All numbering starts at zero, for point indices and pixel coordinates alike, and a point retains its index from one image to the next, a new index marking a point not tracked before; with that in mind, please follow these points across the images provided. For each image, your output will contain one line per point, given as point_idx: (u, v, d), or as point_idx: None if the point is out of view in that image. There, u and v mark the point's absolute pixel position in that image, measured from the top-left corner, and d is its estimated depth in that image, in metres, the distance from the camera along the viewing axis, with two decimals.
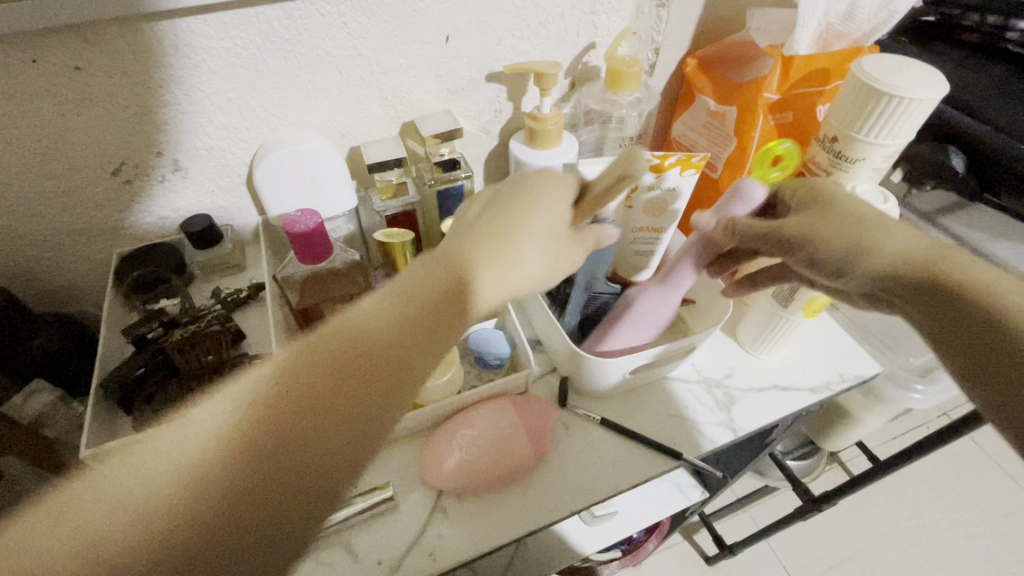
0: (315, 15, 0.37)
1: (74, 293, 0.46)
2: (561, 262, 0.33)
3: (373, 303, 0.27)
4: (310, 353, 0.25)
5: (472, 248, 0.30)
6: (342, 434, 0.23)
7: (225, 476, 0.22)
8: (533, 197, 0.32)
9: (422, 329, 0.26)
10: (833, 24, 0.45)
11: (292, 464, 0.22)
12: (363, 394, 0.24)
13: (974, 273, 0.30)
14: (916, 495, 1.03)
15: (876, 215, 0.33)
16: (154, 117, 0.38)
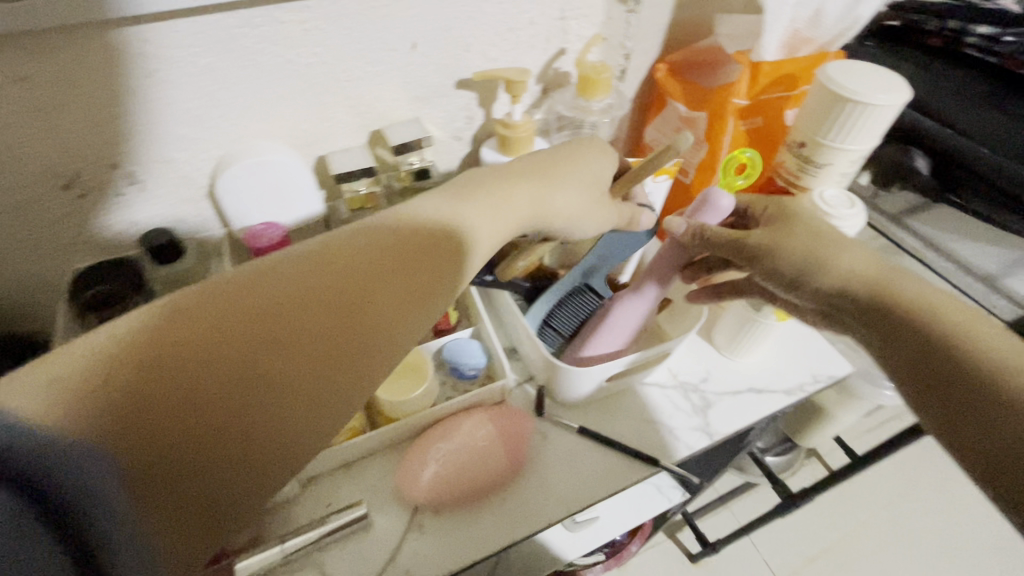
0: (276, 23, 0.36)
1: (26, 312, 0.44)
2: (590, 219, 0.38)
3: (389, 223, 0.30)
4: (334, 261, 0.27)
5: (507, 187, 0.34)
6: (359, 343, 0.27)
7: (311, 322, 0.25)
8: (563, 157, 0.38)
9: (435, 257, 0.30)
10: (799, 30, 0.45)
11: (364, 322, 0.27)
12: (378, 307, 0.27)
13: (922, 296, 0.32)
14: (890, 486, 1.06)
15: (833, 236, 0.36)
16: (107, 129, 0.37)
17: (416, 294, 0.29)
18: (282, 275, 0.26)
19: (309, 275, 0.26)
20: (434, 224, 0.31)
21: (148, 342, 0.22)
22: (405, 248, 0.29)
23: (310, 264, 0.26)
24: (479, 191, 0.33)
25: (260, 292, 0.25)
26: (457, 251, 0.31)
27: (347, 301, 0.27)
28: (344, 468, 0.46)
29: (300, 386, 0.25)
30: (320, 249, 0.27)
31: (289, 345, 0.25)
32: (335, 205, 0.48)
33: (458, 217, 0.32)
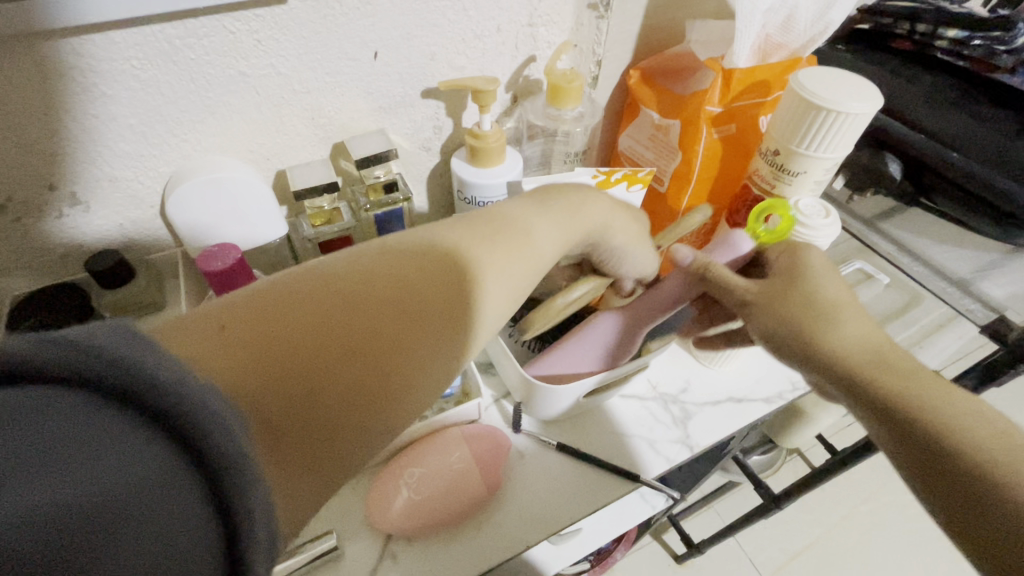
0: (223, 33, 0.34)
1: None
2: (648, 251, 0.40)
3: (481, 215, 0.31)
4: (437, 241, 0.28)
5: (580, 197, 0.35)
6: (457, 319, 0.27)
7: (412, 304, 0.25)
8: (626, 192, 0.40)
9: (525, 243, 0.30)
10: (771, 35, 0.44)
11: (457, 306, 0.26)
12: (478, 291, 0.28)
13: (914, 382, 0.32)
14: (870, 481, 1.07)
15: (830, 304, 0.35)
16: (42, 149, 0.34)
17: (507, 276, 0.29)
18: (394, 250, 0.26)
19: (416, 252, 0.27)
20: (522, 215, 0.32)
21: (259, 314, 0.21)
22: (497, 234, 0.30)
23: (419, 243, 0.27)
24: (558, 197, 0.34)
25: (376, 263, 0.25)
26: (544, 240, 0.32)
27: (449, 278, 0.27)
28: None
29: (407, 354, 0.24)
30: (424, 232, 0.28)
31: (399, 314, 0.25)
32: (297, 220, 0.46)
33: (544, 211, 0.33)
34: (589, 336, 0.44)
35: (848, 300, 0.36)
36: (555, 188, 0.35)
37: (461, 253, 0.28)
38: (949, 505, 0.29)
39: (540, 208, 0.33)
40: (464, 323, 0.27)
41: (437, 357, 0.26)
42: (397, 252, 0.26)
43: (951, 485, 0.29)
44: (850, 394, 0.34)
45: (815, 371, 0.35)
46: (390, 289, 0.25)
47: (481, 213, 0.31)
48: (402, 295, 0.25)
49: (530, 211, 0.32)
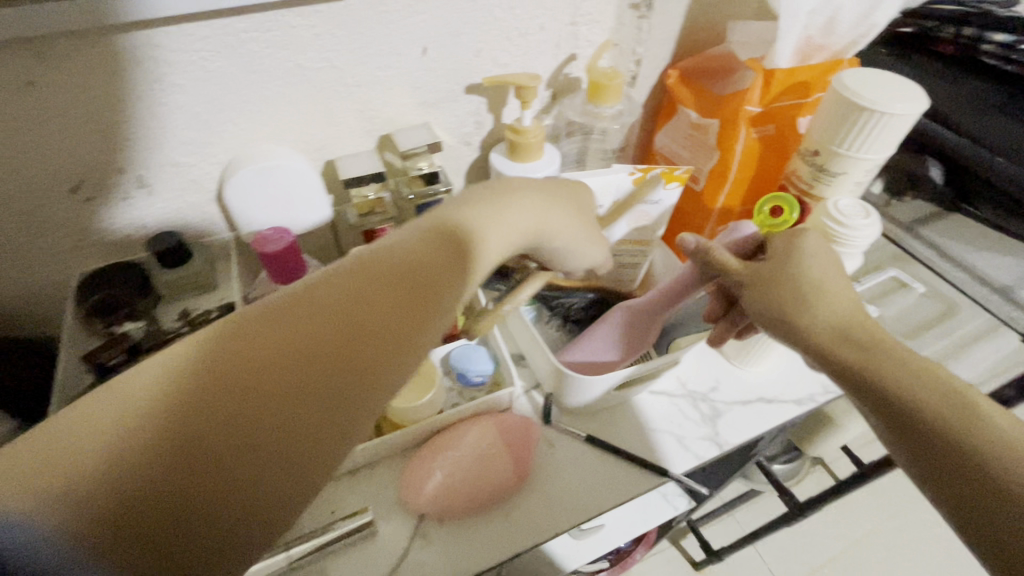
0: (284, 27, 0.36)
1: (34, 317, 0.43)
2: (590, 243, 0.38)
3: (378, 254, 0.27)
4: (314, 304, 0.25)
5: (506, 206, 0.32)
6: (353, 384, 0.25)
7: (275, 373, 0.23)
8: (549, 185, 0.36)
9: (431, 279, 0.27)
10: (813, 37, 0.44)
11: (335, 361, 0.24)
12: (365, 341, 0.25)
13: (893, 349, 0.32)
14: (897, 496, 1.04)
15: (815, 280, 0.35)
16: (114, 133, 0.36)
17: (414, 318, 0.27)
18: (262, 326, 0.24)
19: (289, 321, 0.24)
20: (425, 246, 0.28)
21: (89, 435, 0.20)
22: (396, 275, 0.27)
23: (293, 311, 0.24)
24: (466, 211, 0.30)
25: (237, 348, 0.23)
26: (456, 267, 0.28)
27: (332, 344, 0.24)
28: (349, 475, 0.45)
29: (291, 438, 0.23)
30: (301, 293, 0.25)
31: (270, 396, 0.23)
32: (341, 209, 0.47)
33: (451, 239, 0.29)
34: (617, 322, 0.48)
35: (833, 273, 0.36)
36: (463, 203, 0.31)
37: (343, 313, 0.25)
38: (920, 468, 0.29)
39: (449, 236, 0.29)
40: (364, 380, 0.25)
41: (334, 423, 0.24)
42: (251, 323, 0.24)
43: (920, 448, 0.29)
44: (829, 364, 0.34)
45: (799, 345, 0.36)
46: (245, 366, 0.23)
47: (377, 250, 0.28)
48: (263, 366, 0.23)
49: (436, 242, 0.28)
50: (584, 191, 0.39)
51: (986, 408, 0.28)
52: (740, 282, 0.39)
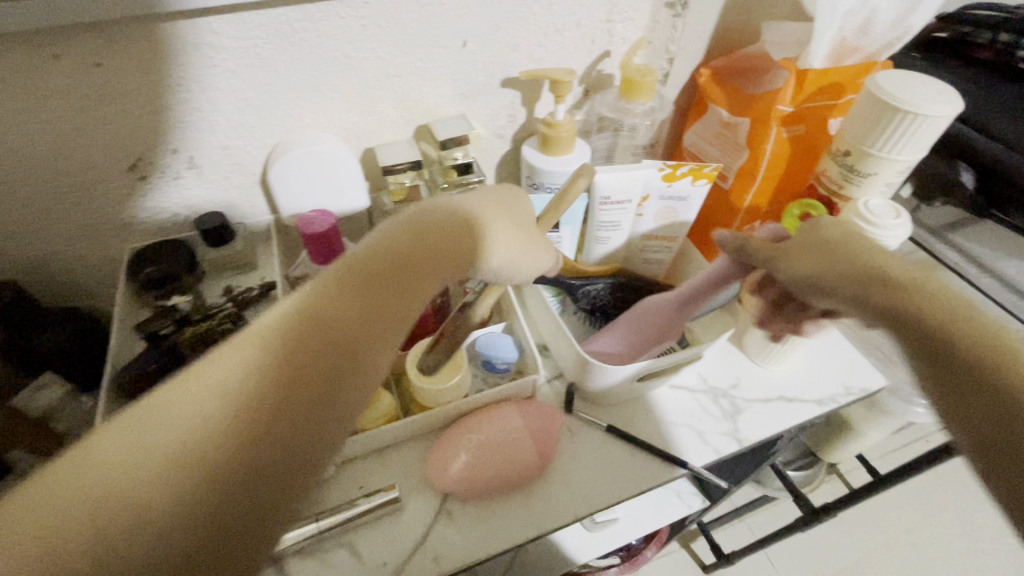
0: (334, 17, 0.38)
1: (84, 289, 0.45)
2: (527, 253, 0.35)
3: (294, 307, 0.25)
4: (227, 376, 0.23)
5: (479, 218, 0.33)
6: (296, 445, 0.23)
7: (269, 394, 0.23)
8: (475, 200, 0.34)
9: (360, 321, 0.26)
10: (847, 38, 0.45)
11: (329, 375, 0.24)
12: (356, 354, 0.25)
13: (931, 290, 0.31)
14: (914, 509, 1.03)
15: (844, 239, 0.36)
16: (170, 115, 0.38)
17: (351, 362, 0.25)
18: (171, 410, 0.22)
19: (198, 398, 0.22)
20: (348, 292, 0.26)
21: (89, 484, 0.20)
22: (319, 325, 0.25)
23: (204, 389, 0.22)
24: (390, 249, 0.29)
25: (147, 443, 0.21)
26: (389, 303, 0.27)
27: (258, 412, 0.22)
28: (376, 453, 0.47)
29: (290, 455, 0.23)
30: (208, 366, 0.23)
31: (209, 476, 0.21)
32: (377, 196, 0.49)
33: (373, 280, 0.27)
34: (643, 314, 0.50)
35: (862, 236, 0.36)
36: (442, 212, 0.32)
37: (265, 375, 0.23)
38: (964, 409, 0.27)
39: (374, 280, 0.27)
40: (311, 438, 0.23)
41: (291, 487, 0.22)
42: (239, 352, 0.23)
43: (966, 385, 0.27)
44: (863, 311, 0.33)
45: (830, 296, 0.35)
46: (237, 394, 0.22)
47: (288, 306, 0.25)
48: (255, 390, 0.23)
49: (361, 285, 0.27)
50: (509, 195, 0.37)
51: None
52: (770, 257, 0.39)
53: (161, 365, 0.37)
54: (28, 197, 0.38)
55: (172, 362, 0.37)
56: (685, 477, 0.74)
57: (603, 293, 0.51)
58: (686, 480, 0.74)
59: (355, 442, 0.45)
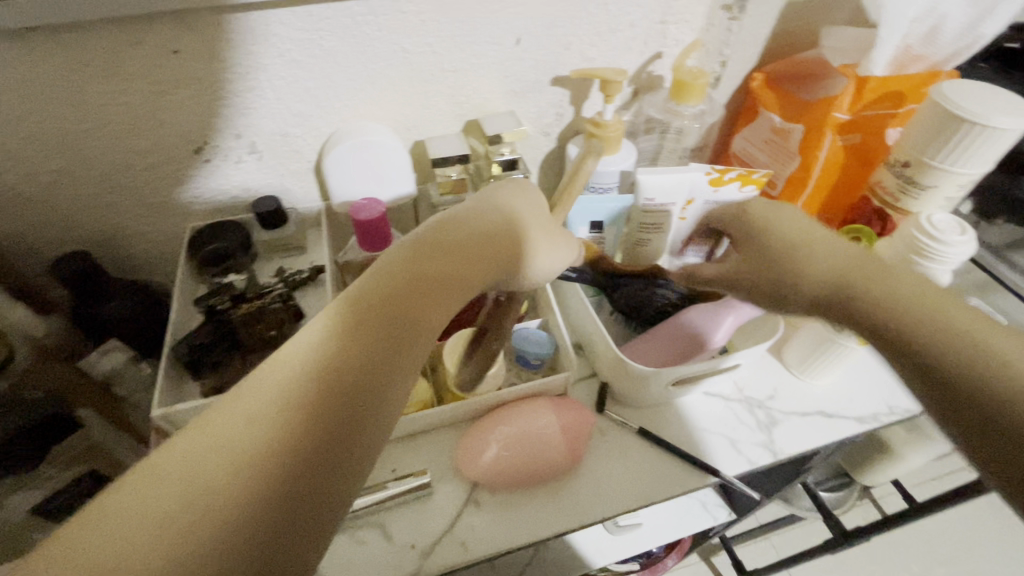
0: (395, 12, 0.39)
1: (147, 262, 0.48)
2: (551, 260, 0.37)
3: (328, 338, 0.26)
4: (267, 404, 0.24)
5: (494, 217, 0.35)
6: (333, 467, 0.23)
7: (321, 391, 0.24)
8: (489, 204, 0.36)
9: (392, 350, 0.27)
10: (912, 45, 0.43)
11: (373, 370, 0.26)
12: (394, 348, 0.27)
13: (892, 283, 0.33)
14: (950, 542, 0.98)
15: (796, 245, 0.37)
16: (236, 101, 0.40)
17: (384, 389, 0.26)
18: (228, 418, 0.23)
19: (239, 426, 0.23)
20: (379, 318, 0.28)
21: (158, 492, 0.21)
22: (353, 352, 0.26)
23: (258, 397, 0.24)
24: (413, 262, 0.31)
25: (210, 448, 0.22)
26: (418, 331, 0.28)
27: (298, 439, 0.23)
28: (409, 438, 0.48)
29: (344, 441, 0.24)
30: (247, 394, 0.24)
31: (274, 466, 0.22)
32: (424, 188, 0.50)
33: (404, 305, 0.29)
34: (676, 330, 0.48)
35: (814, 229, 0.38)
36: (459, 221, 0.34)
37: (302, 403, 0.24)
38: (952, 404, 0.28)
39: (404, 303, 0.29)
40: (361, 433, 0.25)
41: (347, 470, 0.24)
42: (287, 362, 0.25)
43: (945, 380, 0.28)
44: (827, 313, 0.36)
45: (804, 305, 0.36)
46: (290, 395, 0.24)
47: (323, 334, 0.27)
48: (307, 388, 0.24)
49: (391, 311, 0.28)
50: (532, 196, 0.37)
51: (988, 324, 0.29)
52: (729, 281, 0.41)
53: (214, 337, 0.39)
54: (103, 173, 0.41)
55: (224, 336, 0.39)
56: (711, 488, 0.73)
57: (639, 290, 0.50)
58: (712, 491, 0.73)
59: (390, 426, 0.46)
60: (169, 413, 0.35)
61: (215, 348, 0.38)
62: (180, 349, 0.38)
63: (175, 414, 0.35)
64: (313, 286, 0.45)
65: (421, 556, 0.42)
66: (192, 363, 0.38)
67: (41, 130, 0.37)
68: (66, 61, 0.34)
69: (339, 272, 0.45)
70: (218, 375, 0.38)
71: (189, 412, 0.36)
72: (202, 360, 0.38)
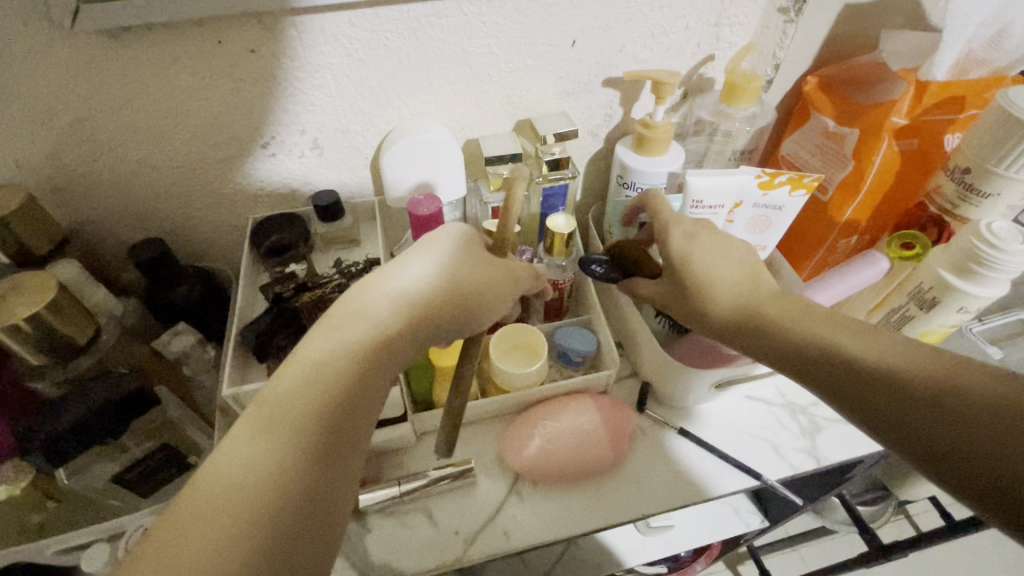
0: (458, 15, 0.40)
1: (211, 250, 0.50)
2: (493, 309, 0.37)
3: (251, 455, 0.26)
4: (204, 529, 0.23)
5: (441, 267, 0.35)
6: (291, 573, 0.24)
7: (294, 443, 0.27)
8: (431, 252, 0.36)
9: (324, 447, 0.28)
10: (975, 50, 0.44)
11: (335, 416, 0.29)
12: (351, 397, 0.29)
13: (805, 312, 0.35)
14: (994, 565, 0.95)
15: (699, 270, 0.38)
16: (303, 98, 0.42)
17: (325, 486, 0.27)
18: (213, 483, 0.25)
19: (180, 555, 0.23)
20: (306, 420, 0.28)
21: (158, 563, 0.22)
22: (286, 457, 0.27)
23: (238, 460, 0.26)
24: (360, 319, 0.32)
25: (201, 513, 0.24)
26: (350, 425, 0.29)
27: (244, 561, 0.23)
28: None
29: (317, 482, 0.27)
30: (173, 527, 0.23)
31: (262, 515, 0.25)
32: (474, 185, 0.51)
33: (333, 399, 0.29)
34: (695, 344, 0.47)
35: (724, 252, 0.39)
36: (404, 274, 0.34)
37: (242, 521, 0.24)
38: (875, 415, 0.30)
39: (333, 396, 0.29)
40: (333, 471, 0.28)
41: (325, 506, 0.27)
42: (254, 428, 0.27)
43: (874, 394, 0.30)
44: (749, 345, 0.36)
45: (717, 330, 0.38)
46: (266, 453, 0.26)
47: (248, 446, 0.27)
48: (281, 444, 0.27)
49: (319, 409, 0.28)
50: (471, 245, 0.37)
51: (857, 333, 0.32)
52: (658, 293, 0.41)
53: (277, 324, 0.41)
54: (177, 164, 0.43)
55: (288, 322, 0.41)
56: (744, 494, 0.72)
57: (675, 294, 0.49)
58: (745, 498, 0.72)
59: (437, 416, 0.47)
60: (238, 394, 0.37)
61: (279, 335, 0.40)
62: (248, 333, 0.40)
63: (243, 395, 0.37)
64: None
65: (464, 543, 0.43)
66: (259, 347, 0.40)
67: (126, 123, 0.39)
68: (153, 59, 0.37)
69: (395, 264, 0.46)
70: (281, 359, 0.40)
71: (255, 393, 0.37)
72: (267, 345, 0.40)
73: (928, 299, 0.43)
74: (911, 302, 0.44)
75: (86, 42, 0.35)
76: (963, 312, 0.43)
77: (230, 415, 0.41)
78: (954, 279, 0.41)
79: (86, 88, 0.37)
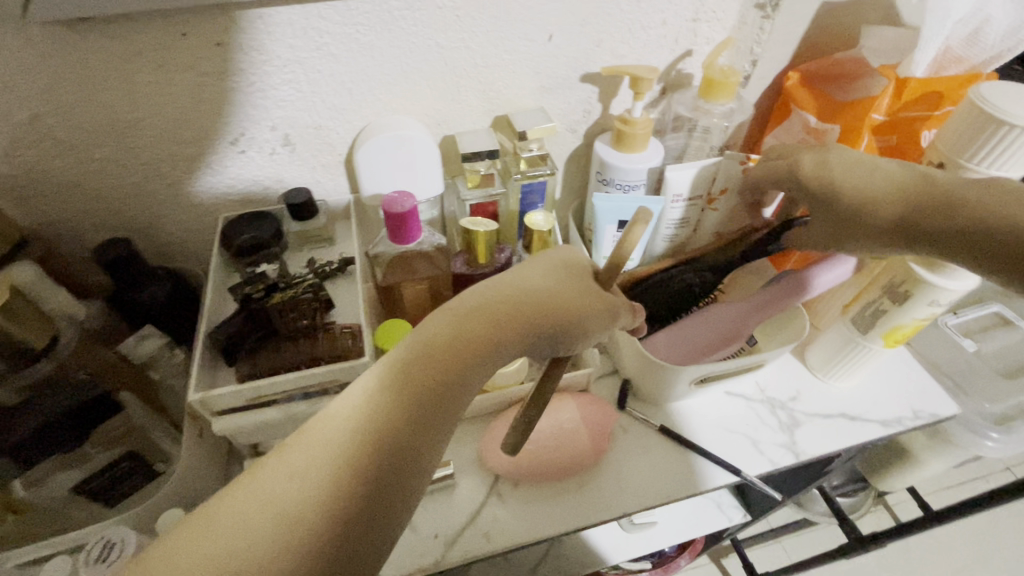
0: (433, 8, 0.39)
1: (182, 251, 0.49)
2: (589, 336, 0.33)
3: (365, 416, 0.27)
4: (312, 471, 0.25)
5: (545, 282, 0.33)
6: (354, 543, 0.24)
7: (391, 416, 0.27)
8: (541, 268, 0.34)
9: (422, 431, 0.27)
10: (952, 48, 0.43)
11: (430, 399, 0.28)
12: (451, 387, 0.29)
13: (965, 188, 0.34)
14: (968, 550, 0.97)
15: (847, 185, 0.37)
16: (272, 92, 0.40)
17: (415, 470, 0.27)
18: (312, 439, 0.26)
19: (271, 500, 0.24)
20: (405, 403, 0.27)
21: (256, 500, 0.24)
22: (382, 428, 0.27)
23: (341, 420, 0.27)
24: (476, 312, 0.30)
25: (296, 465, 0.25)
26: (441, 421, 0.28)
27: (317, 520, 0.24)
28: None
29: (402, 462, 0.27)
30: (270, 472, 0.25)
31: (345, 479, 0.25)
32: (451, 183, 0.50)
33: (431, 383, 0.28)
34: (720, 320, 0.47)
35: (868, 167, 0.37)
36: (519, 280, 0.32)
37: (328, 483, 0.25)
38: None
39: (441, 382, 0.28)
40: (419, 454, 0.27)
41: (403, 486, 0.26)
42: (362, 392, 0.28)
43: None
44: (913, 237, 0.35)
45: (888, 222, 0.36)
46: (364, 421, 0.27)
47: (353, 409, 0.27)
48: (379, 415, 0.27)
49: (414, 397, 0.28)
50: (571, 265, 0.34)
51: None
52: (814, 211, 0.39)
53: (249, 326, 0.40)
54: (143, 161, 0.41)
55: (259, 326, 0.40)
56: (726, 488, 0.73)
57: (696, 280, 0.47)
58: (727, 492, 0.73)
59: None
60: (205, 399, 0.36)
61: (249, 337, 0.39)
62: (217, 335, 0.39)
63: (211, 399, 0.36)
64: (343, 276, 0.47)
65: (444, 546, 0.43)
66: (229, 349, 0.39)
67: (87, 119, 0.38)
68: (116, 52, 0.35)
69: (369, 263, 0.45)
70: (252, 362, 0.39)
71: (223, 399, 0.36)
72: (237, 348, 0.39)
73: (901, 292, 0.43)
74: (884, 296, 0.45)
75: (41, 34, 0.33)
76: (934, 305, 0.43)
77: (199, 421, 0.40)
78: (926, 275, 0.42)
79: (40, 82, 0.35)
